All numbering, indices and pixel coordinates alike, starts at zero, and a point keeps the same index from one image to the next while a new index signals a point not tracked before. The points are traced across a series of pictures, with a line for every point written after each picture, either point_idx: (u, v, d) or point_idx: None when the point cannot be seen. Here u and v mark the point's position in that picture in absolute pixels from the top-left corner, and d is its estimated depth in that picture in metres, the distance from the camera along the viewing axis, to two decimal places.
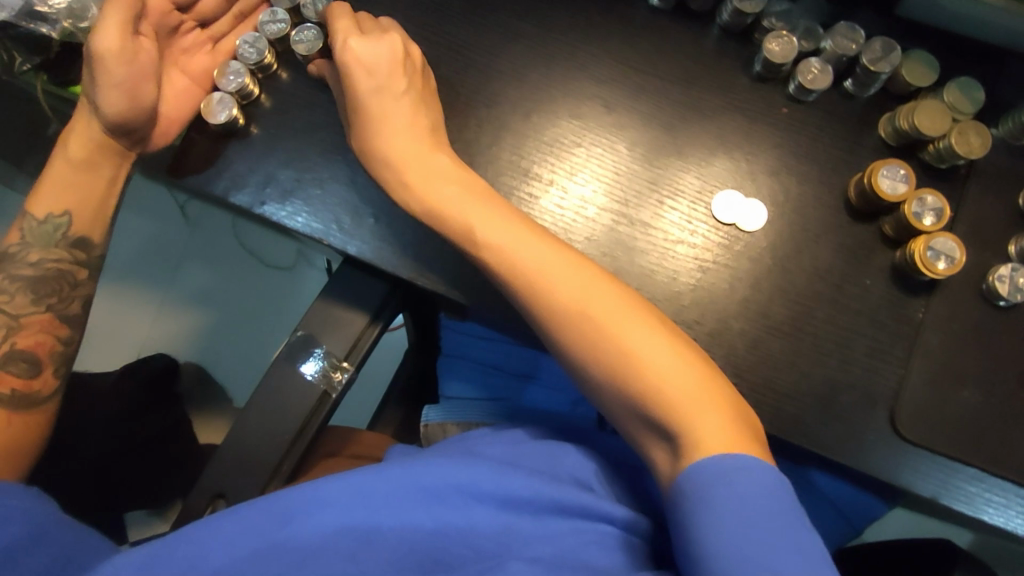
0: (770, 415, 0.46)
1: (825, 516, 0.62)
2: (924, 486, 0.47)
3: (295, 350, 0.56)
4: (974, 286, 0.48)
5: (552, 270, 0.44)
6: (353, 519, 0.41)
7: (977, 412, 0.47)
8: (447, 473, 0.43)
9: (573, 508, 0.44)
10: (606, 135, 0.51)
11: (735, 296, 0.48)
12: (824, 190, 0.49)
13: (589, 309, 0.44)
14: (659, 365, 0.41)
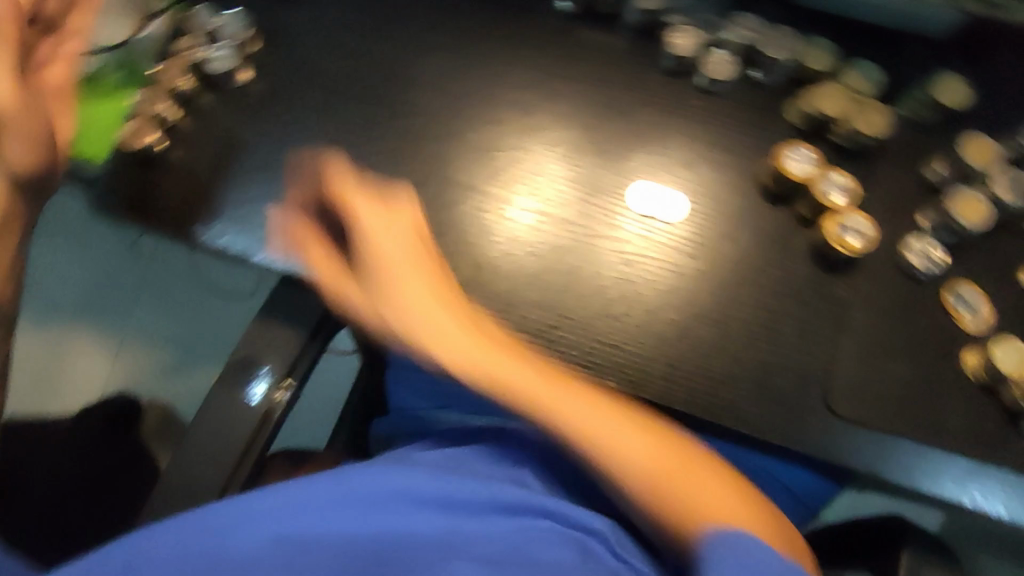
0: (706, 402, 0.47)
1: (779, 498, 0.63)
2: (873, 466, 0.47)
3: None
4: (893, 261, 0.49)
5: (536, 386, 0.45)
6: (293, 530, 0.40)
7: (907, 383, 0.48)
8: (386, 479, 0.43)
9: (517, 505, 0.43)
10: (542, 142, 0.52)
11: (676, 290, 0.49)
12: (742, 179, 0.51)
13: (555, 388, 0.45)
14: (642, 458, 0.45)
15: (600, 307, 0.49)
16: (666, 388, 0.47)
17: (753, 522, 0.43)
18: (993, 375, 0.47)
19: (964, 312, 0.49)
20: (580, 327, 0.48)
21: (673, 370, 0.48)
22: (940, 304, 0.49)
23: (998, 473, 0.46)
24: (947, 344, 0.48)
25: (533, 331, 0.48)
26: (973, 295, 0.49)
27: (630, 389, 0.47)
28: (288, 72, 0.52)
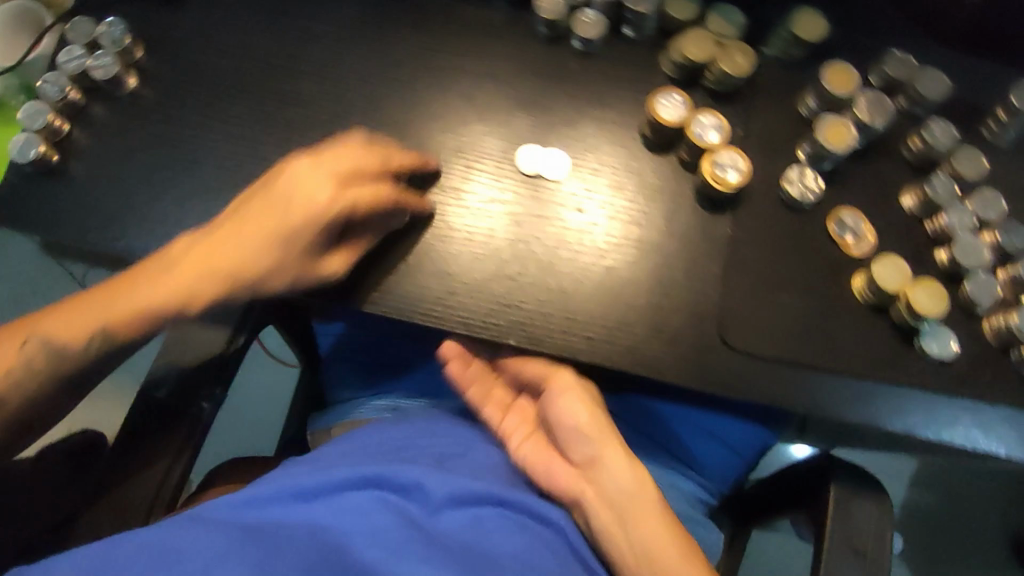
0: (612, 349, 0.48)
1: (717, 453, 0.63)
2: (772, 396, 0.48)
3: (186, 392, 0.52)
4: (775, 195, 0.51)
5: (579, 435, 0.46)
6: (246, 527, 0.38)
7: (799, 311, 0.49)
8: (345, 471, 0.42)
9: (488, 498, 0.42)
10: (467, 124, 0.53)
11: (629, 262, 0.50)
12: (623, 132, 0.53)
13: (577, 441, 0.47)
14: (643, 523, 0.44)
15: (568, 292, 0.49)
16: (562, 340, 0.49)
17: None
18: (878, 293, 0.48)
19: (849, 239, 0.50)
20: (475, 291, 0.49)
21: (605, 332, 0.49)
22: (824, 232, 0.50)
23: (891, 391, 0.47)
24: (835, 269, 0.49)
25: (431, 299, 0.49)
26: (854, 220, 0.50)
27: (528, 345, 0.49)
28: (175, 73, 0.53)
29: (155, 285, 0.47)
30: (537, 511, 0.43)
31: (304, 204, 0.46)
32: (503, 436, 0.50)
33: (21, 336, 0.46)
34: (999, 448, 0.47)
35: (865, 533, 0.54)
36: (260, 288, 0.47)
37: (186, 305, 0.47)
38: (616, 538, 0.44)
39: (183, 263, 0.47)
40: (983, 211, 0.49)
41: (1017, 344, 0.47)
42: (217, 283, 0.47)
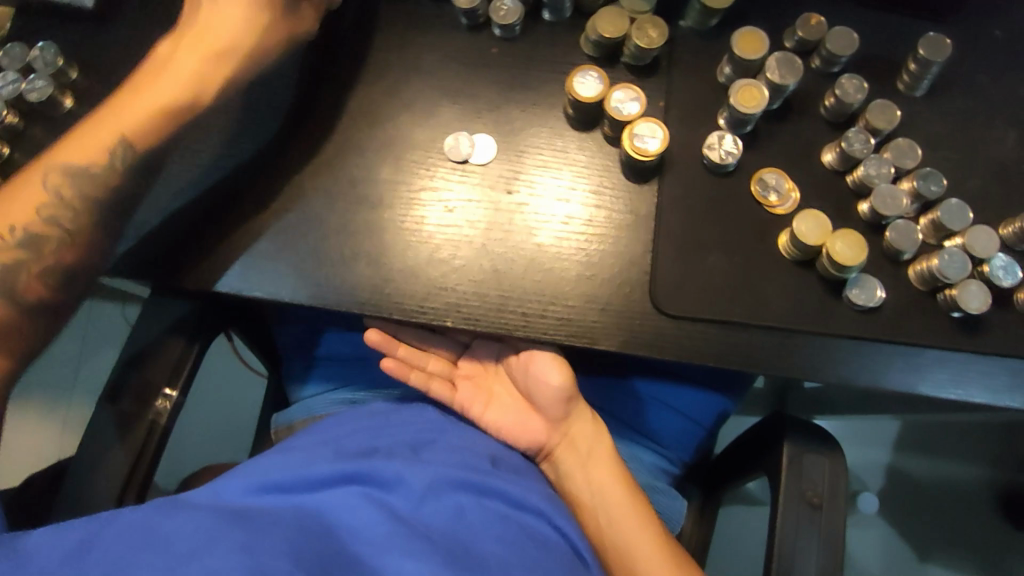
0: (558, 327, 0.49)
1: (673, 421, 0.62)
2: (706, 356, 0.49)
3: (143, 397, 0.55)
4: (698, 161, 0.52)
5: (566, 402, 0.54)
6: (247, 508, 0.42)
7: (727, 272, 0.50)
8: (342, 464, 0.46)
9: (469, 484, 0.46)
10: (400, 117, 0.54)
11: (588, 244, 0.51)
12: (546, 113, 0.54)
13: (552, 404, 0.54)
14: (605, 479, 0.53)
15: (536, 274, 0.50)
16: (498, 318, 0.50)
17: (662, 542, 0.51)
18: (802, 248, 0.49)
19: (772, 197, 0.51)
20: (411, 277, 0.51)
21: (564, 312, 0.50)
22: (749, 193, 0.51)
23: (823, 343, 0.49)
24: (760, 228, 0.50)
25: (369, 287, 0.51)
26: (777, 179, 0.51)
27: (465, 325, 0.50)
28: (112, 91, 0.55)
29: (144, 79, 0.51)
30: (512, 496, 0.46)
31: (240, 45, 0.52)
32: (464, 407, 0.56)
33: (43, 169, 0.49)
34: (931, 388, 0.48)
35: (818, 487, 0.54)
36: (200, 107, 0.52)
37: (176, 114, 0.51)
38: (579, 484, 0.53)
39: (173, 69, 0.51)
40: (898, 159, 0.50)
41: (942, 287, 0.48)
42: (200, 87, 0.51)
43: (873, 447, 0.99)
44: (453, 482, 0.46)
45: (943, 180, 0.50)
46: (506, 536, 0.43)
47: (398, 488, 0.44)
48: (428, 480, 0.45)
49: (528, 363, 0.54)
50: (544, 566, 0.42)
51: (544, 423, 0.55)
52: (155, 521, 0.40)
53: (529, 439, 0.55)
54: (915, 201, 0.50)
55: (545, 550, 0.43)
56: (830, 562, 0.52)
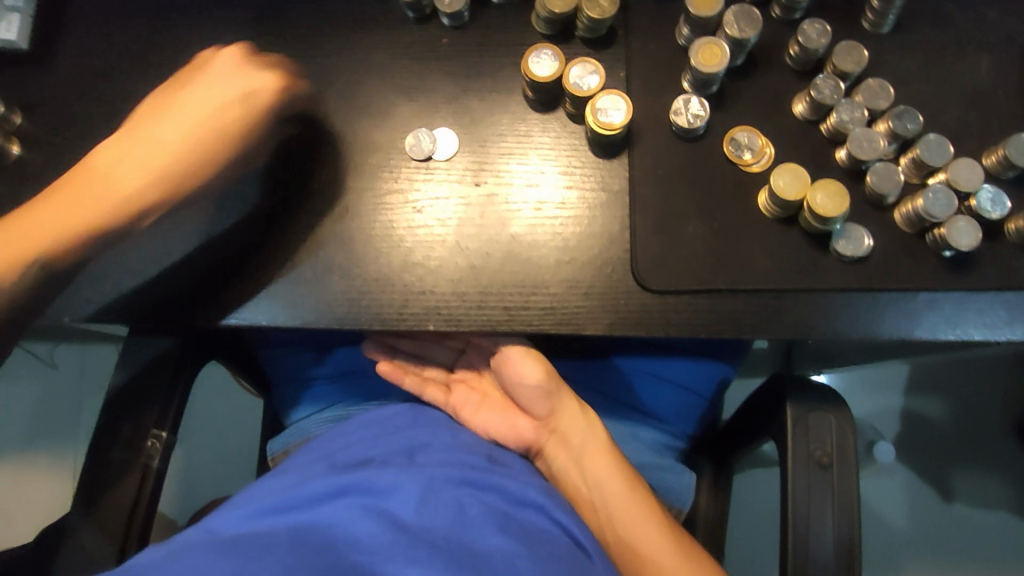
0: (538, 319, 0.48)
1: (674, 396, 0.61)
2: (695, 327, 0.47)
3: (133, 440, 0.54)
4: (667, 128, 0.50)
5: (551, 397, 0.53)
6: (243, 536, 0.40)
7: (708, 239, 0.48)
8: (334, 479, 0.44)
9: (467, 481, 0.45)
10: (356, 121, 0.53)
11: (565, 222, 0.50)
12: (506, 99, 0.52)
13: (535, 401, 0.53)
14: (601, 473, 0.52)
15: (511, 262, 0.49)
16: (479, 316, 0.48)
17: (664, 529, 0.50)
18: (782, 205, 0.47)
19: (746, 156, 0.49)
20: (385, 285, 0.49)
21: (546, 303, 0.48)
22: (722, 155, 0.49)
23: (815, 299, 0.47)
24: (737, 189, 0.49)
25: (345, 301, 0.49)
26: (749, 137, 0.49)
27: (447, 327, 0.48)
28: (63, 132, 0.54)
29: (118, 145, 0.51)
30: (510, 491, 0.45)
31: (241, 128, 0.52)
32: (455, 410, 0.55)
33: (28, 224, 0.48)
34: (930, 332, 0.47)
35: (827, 446, 0.53)
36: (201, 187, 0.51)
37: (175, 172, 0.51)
38: (575, 478, 0.53)
39: (172, 132, 0.51)
40: (871, 101, 0.49)
41: (930, 227, 0.47)
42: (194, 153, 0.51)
43: (876, 396, 0.98)
44: (450, 480, 0.45)
45: (919, 116, 0.48)
46: (510, 528, 0.42)
47: (395, 494, 0.43)
48: (425, 480, 0.44)
49: (500, 365, 0.53)
50: (552, 555, 0.41)
51: (532, 422, 0.55)
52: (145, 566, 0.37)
53: (516, 438, 0.54)
54: (893, 142, 0.48)
55: (550, 540, 0.42)
56: (846, 520, 0.51)
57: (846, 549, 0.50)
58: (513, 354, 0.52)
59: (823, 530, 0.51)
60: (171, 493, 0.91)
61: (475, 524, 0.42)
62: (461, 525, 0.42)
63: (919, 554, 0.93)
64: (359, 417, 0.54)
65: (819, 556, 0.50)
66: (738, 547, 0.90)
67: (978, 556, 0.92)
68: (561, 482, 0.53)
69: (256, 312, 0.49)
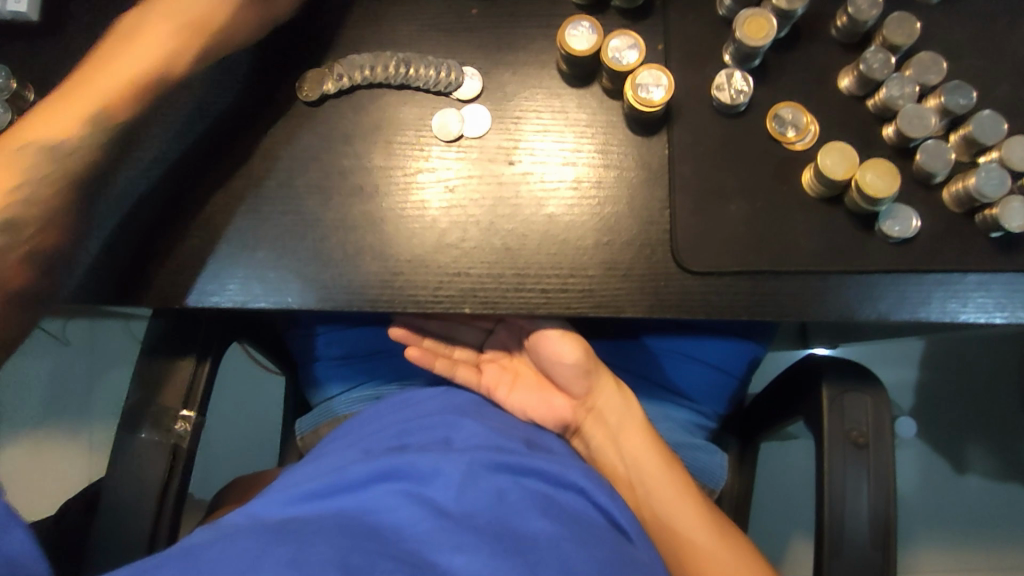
0: (580, 300, 0.47)
1: (705, 376, 0.60)
2: (736, 309, 0.47)
3: (162, 424, 0.54)
4: (707, 104, 0.48)
5: (590, 376, 0.52)
6: (286, 521, 0.40)
7: (750, 219, 0.47)
8: (373, 463, 0.43)
9: (506, 465, 0.44)
10: (385, 96, 0.51)
11: (602, 202, 0.48)
12: (540, 73, 0.50)
13: (571, 380, 0.53)
14: (640, 453, 0.51)
15: (549, 243, 0.48)
16: (517, 297, 0.47)
17: (702, 508, 0.50)
18: (828, 184, 0.46)
19: (790, 133, 0.47)
20: (420, 266, 0.48)
21: (587, 283, 0.47)
22: (764, 131, 0.48)
23: (858, 280, 0.46)
24: (780, 168, 0.47)
25: (377, 284, 0.48)
26: (793, 113, 0.48)
27: (484, 310, 0.47)
28: None
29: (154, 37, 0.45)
30: (551, 473, 0.44)
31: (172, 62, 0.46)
32: (489, 390, 0.54)
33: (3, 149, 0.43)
34: (976, 313, 0.46)
35: (862, 426, 0.52)
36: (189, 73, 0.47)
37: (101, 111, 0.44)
38: (613, 457, 0.52)
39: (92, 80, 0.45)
40: (921, 76, 0.47)
41: (980, 207, 0.45)
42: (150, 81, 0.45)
43: (894, 368, 0.97)
44: (487, 464, 0.44)
45: (973, 91, 0.46)
46: (552, 512, 0.41)
47: (436, 480, 0.42)
48: (465, 465, 0.43)
49: (537, 343, 0.52)
50: (595, 539, 0.40)
51: (569, 400, 0.54)
52: (189, 555, 0.37)
53: (552, 417, 0.53)
54: (943, 118, 0.47)
55: (588, 522, 0.41)
56: (883, 500, 0.51)
57: (882, 529, 0.50)
58: (546, 333, 0.51)
59: (858, 509, 0.51)
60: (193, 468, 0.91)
61: (517, 506, 0.41)
62: (503, 509, 0.41)
63: (935, 524, 0.94)
64: (392, 400, 0.54)
65: (855, 535, 0.50)
66: (753, 521, 0.91)
67: (990, 526, 0.93)
68: (599, 462, 0.53)
69: (286, 295, 0.48)
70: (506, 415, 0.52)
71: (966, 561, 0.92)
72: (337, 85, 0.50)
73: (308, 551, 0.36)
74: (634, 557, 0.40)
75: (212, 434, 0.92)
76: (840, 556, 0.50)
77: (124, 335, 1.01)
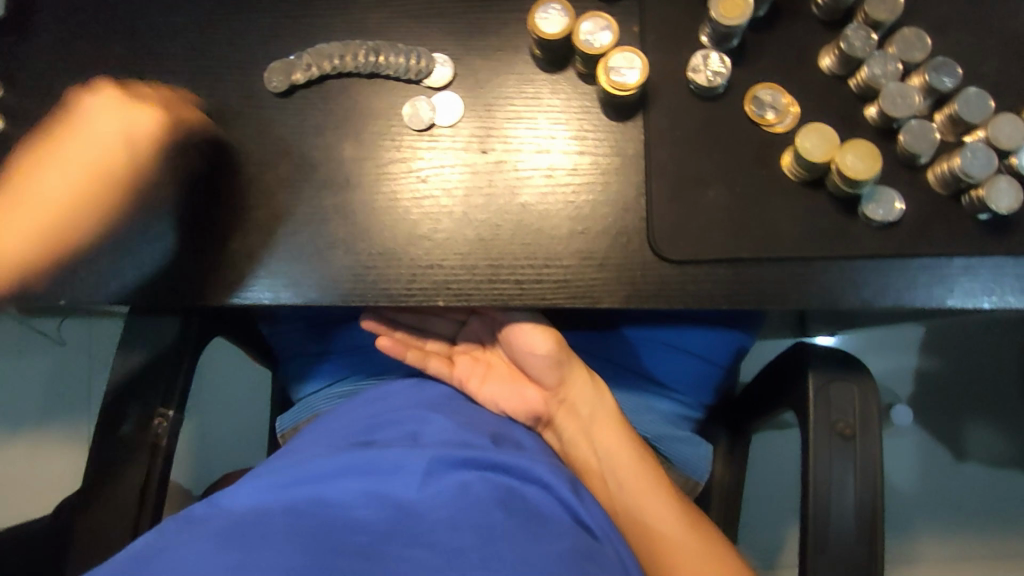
0: (553, 292, 0.46)
1: (689, 366, 0.59)
2: (715, 299, 0.45)
3: (139, 422, 0.53)
4: (684, 86, 0.47)
5: (562, 368, 0.51)
6: (241, 518, 0.39)
7: (728, 205, 0.46)
8: (334, 460, 0.42)
9: (471, 460, 0.43)
10: (355, 86, 0.50)
11: (579, 189, 0.47)
12: (512, 59, 0.49)
13: (542, 372, 0.52)
14: (611, 447, 0.50)
15: (523, 232, 0.47)
16: (491, 290, 0.46)
17: (676, 504, 0.49)
18: (808, 167, 0.44)
19: (769, 115, 0.46)
20: (393, 259, 0.47)
21: (555, 275, 0.46)
22: (743, 114, 0.46)
23: (840, 266, 0.45)
24: (760, 152, 0.46)
25: (350, 278, 0.47)
26: (773, 94, 0.46)
27: (457, 302, 0.46)
28: (48, 105, 0.51)
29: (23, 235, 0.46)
30: (518, 469, 0.43)
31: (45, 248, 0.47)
32: (459, 383, 0.53)
33: None
34: (962, 299, 0.45)
35: (849, 417, 0.51)
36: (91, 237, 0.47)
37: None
38: (584, 450, 0.51)
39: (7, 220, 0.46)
40: (905, 53, 0.45)
41: (966, 188, 0.44)
42: (115, 113, 0.46)
43: (891, 355, 0.96)
44: (452, 460, 0.43)
45: (958, 68, 0.45)
46: (515, 508, 0.40)
47: (398, 477, 0.41)
48: (428, 461, 0.42)
49: (508, 335, 0.51)
50: (556, 536, 0.39)
51: (541, 392, 0.53)
52: (144, 559, 0.37)
53: (524, 410, 0.52)
54: (928, 97, 0.45)
55: (552, 521, 0.40)
56: (870, 491, 0.50)
57: (869, 522, 0.49)
58: (517, 325, 0.50)
59: (844, 502, 0.50)
60: (184, 465, 0.91)
61: (477, 504, 0.40)
62: (464, 505, 0.40)
63: (935, 513, 0.92)
64: (364, 393, 0.53)
65: (841, 528, 0.49)
66: (748, 512, 0.90)
67: (990, 515, 0.92)
68: (570, 455, 0.52)
69: (260, 291, 0.48)
70: (477, 409, 0.51)
71: (966, 551, 0.91)
72: (305, 75, 0.49)
73: (259, 557, 0.36)
74: (598, 553, 0.39)
75: (204, 431, 0.92)
76: (826, 549, 0.49)
77: (115, 332, 1.00)
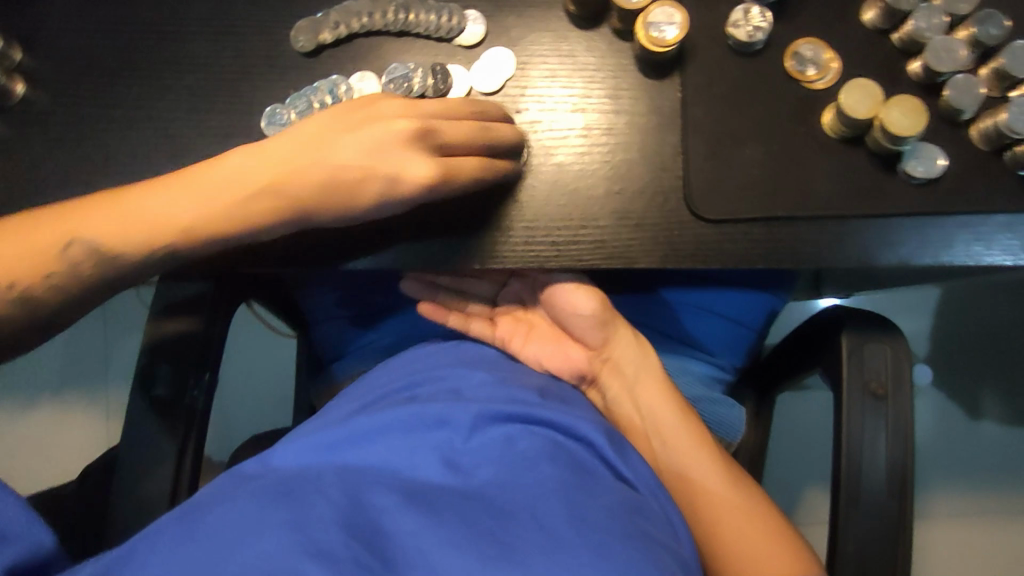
0: (598, 251, 0.46)
1: (720, 328, 0.59)
2: (755, 258, 0.45)
3: (176, 383, 0.54)
4: (723, 43, 0.46)
5: (610, 329, 0.52)
6: (292, 476, 0.40)
7: (767, 163, 0.45)
8: (379, 418, 0.43)
9: (515, 416, 0.43)
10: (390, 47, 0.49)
11: (615, 150, 0.46)
12: (545, 15, 0.48)
13: (587, 331, 0.52)
14: (656, 407, 0.51)
15: (560, 192, 0.46)
16: (527, 251, 0.46)
17: (715, 457, 0.49)
18: (849, 124, 0.44)
19: (809, 70, 0.45)
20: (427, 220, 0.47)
21: (600, 236, 0.46)
22: (783, 71, 0.46)
23: (878, 226, 0.45)
24: (800, 109, 0.45)
25: (385, 242, 0.46)
26: (813, 50, 0.45)
27: (493, 264, 0.46)
28: (70, 69, 0.50)
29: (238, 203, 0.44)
30: (562, 425, 0.44)
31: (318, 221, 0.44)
32: (503, 343, 0.54)
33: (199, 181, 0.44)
34: (1001, 256, 0.45)
35: (882, 377, 0.51)
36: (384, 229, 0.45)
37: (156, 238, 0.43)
38: (628, 408, 0.52)
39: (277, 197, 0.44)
40: (950, 5, 0.44)
41: (1009, 144, 0.43)
42: None
43: (911, 315, 0.96)
44: (496, 416, 0.43)
45: (1005, 21, 0.44)
46: (561, 459, 0.41)
47: (444, 431, 0.42)
48: (472, 417, 0.43)
49: (551, 295, 0.51)
50: (603, 491, 0.39)
51: (584, 350, 0.53)
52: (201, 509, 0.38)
53: (570, 368, 0.53)
54: (973, 51, 0.45)
55: (596, 473, 0.41)
56: (901, 448, 0.50)
57: (900, 480, 0.50)
58: (563, 285, 0.50)
59: (875, 458, 0.50)
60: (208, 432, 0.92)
61: (522, 458, 0.40)
62: (511, 461, 0.40)
63: (950, 472, 0.94)
64: (407, 354, 0.53)
65: (873, 484, 0.50)
66: (766, 472, 0.91)
67: (1004, 471, 0.93)
68: (615, 411, 0.53)
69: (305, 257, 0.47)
70: (522, 368, 0.51)
71: (980, 506, 0.92)
72: (333, 34, 0.48)
73: (311, 510, 0.37)
74: (640, 505, 0.40)
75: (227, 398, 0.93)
76: (858, 503, 0.50)
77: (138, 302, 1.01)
